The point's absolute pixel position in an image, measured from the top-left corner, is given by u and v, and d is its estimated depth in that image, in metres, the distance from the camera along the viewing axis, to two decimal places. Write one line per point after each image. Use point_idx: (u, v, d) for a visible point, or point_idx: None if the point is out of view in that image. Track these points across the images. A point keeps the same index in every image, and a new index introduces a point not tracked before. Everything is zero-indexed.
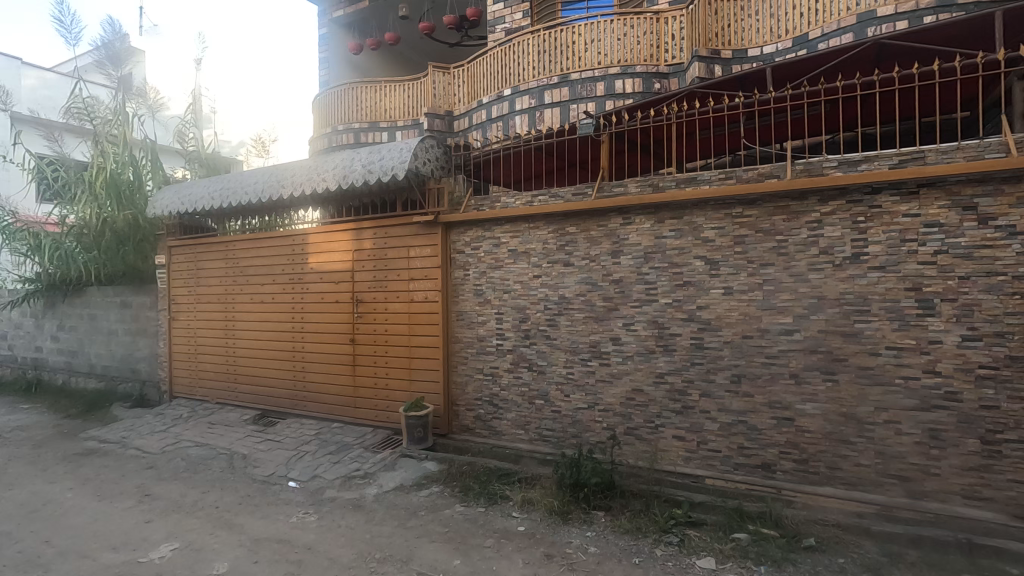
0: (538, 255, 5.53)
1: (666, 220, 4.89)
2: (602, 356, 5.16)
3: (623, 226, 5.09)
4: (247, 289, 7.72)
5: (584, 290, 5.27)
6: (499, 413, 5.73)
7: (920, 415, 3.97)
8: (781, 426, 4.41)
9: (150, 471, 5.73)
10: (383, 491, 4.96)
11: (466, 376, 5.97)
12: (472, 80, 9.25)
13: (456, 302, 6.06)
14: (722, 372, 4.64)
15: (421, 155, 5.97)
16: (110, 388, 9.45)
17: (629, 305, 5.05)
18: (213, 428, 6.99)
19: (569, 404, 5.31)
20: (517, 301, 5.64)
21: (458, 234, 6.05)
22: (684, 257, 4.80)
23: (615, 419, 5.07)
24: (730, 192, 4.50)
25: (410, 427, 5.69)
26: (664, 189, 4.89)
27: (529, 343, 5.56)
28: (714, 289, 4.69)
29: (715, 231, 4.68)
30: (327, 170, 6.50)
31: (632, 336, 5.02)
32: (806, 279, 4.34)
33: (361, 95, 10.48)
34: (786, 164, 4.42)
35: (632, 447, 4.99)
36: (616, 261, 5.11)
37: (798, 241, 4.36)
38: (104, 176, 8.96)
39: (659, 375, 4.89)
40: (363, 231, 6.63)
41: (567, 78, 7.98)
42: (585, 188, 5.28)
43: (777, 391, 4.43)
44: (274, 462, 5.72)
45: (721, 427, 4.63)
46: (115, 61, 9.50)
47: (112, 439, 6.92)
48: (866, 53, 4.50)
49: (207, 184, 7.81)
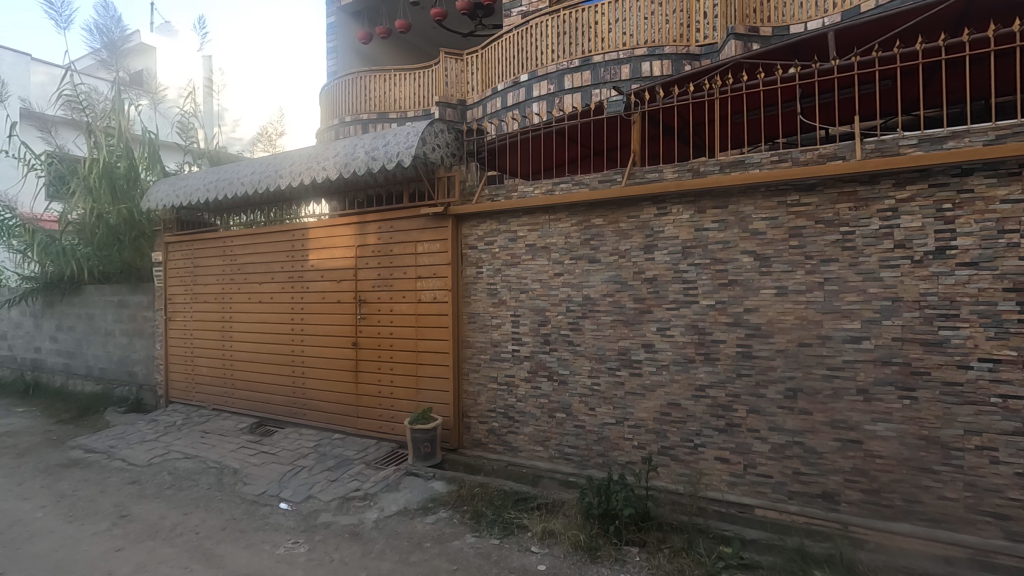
0: (559, 251, 4.93)
1: (707, 209, 4.27)
2: (633, 365, 4.55)
3: (658, 217, 4.47)
4: (245, 288, 7.22)
5: (611, 290, 4.66)
6: (515, 426, 5.14)
7: (1021, 441, 3.31)
8: (846, 450, 3.78)
9: (132, 487, 5.22)
10: (385, 516, 4.39)
11: (478, 385, 5.38)
12: (487, 67, 8.68)
13: (468, 303, 5.49)
14: (774, 385, 4.02)
15: (429, 140, 5.40)
16: (107, 391, 9.03)
17: (664, 308, 4.43)
18: (206, 437, 6.48)
19: (594, 418, 4.71)
20: (536, 302, 5.04)
21: (471, 227, 5.48)
22: (730, 253, 4.18)
23: (648, 436, 4.46)
24: (786, 176, 3.86)
25: (416, 442, 5.12)
26: (705, 174, 4.28)
27: (550, 349, 4.96)
28: (765, 289, 4.06)
29: (767, 222, 4.05)
30: (328, 158, 5.93)
31: (668, 343, 4.41)
32: (877, 277, 3.69)
33: (369, 84, 9.97)
34: (853, 144, 3.77)
35: (667, 470, 4.37)
36: (649, 258, 4.50)
37: (868, 234, 3.72)
38: (97, 170, 8.42)
39: (699, 388, 4.27)
40: (367, 225, 6.10)
41: (589, 61, 7.37)
42: (614, 174, 4.69)
43: (841, 409, 3.79)
44: (267, 478, 5.19)
45: (772, 449, 4.00)
46: (111, 49, 9.02)
47: (98, 448, 6.44)
48: (946, 13, 3.84)
49: (203, 175, 7.32)
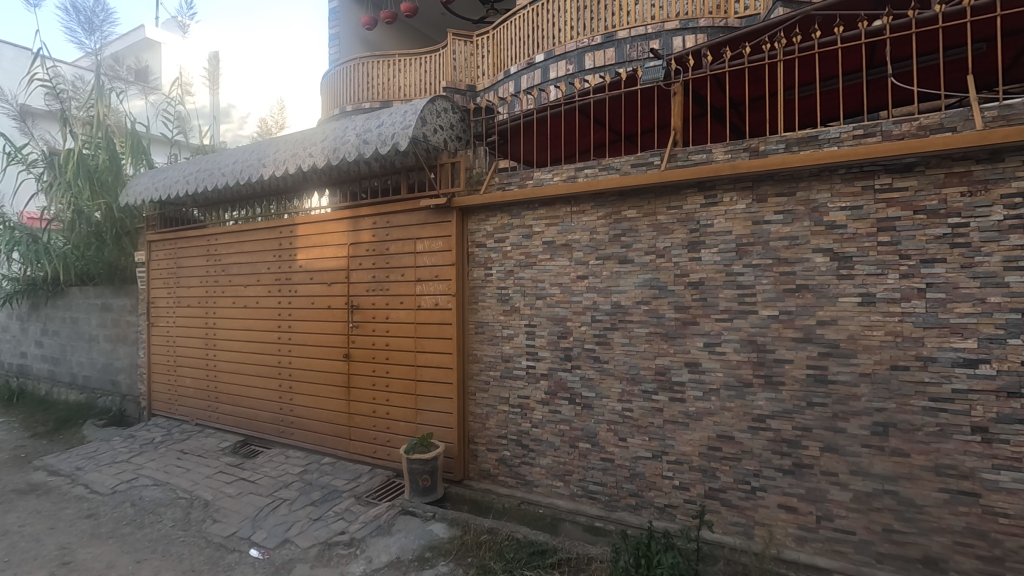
0: (583, 249, 4.13)
1: (768, 198, 3.45)
2: (674, 388, 3.74)
3: (705, 207, 3.66)
4: (229, 290, 6.53)
5: (646, 296, 3.86)
6: (529, 457, 4.35)
7: None
8: (956, 505, 2.94)
9: (86, 524, 4.51)
10: (372, 570, 3.62)
11: (486, 407, 4.60)
12: (499, 48, 7.86)
13: (474, 310, 4.71)
14: (857, 419, 3.19)
15: (430, 120, 4.61)
16: (90, 401, 8.39)
17: (713, 318, 3.62)
18: (183, 459, 5.77)
19: (625, 450, 3.92)
20: (555, 310, 4.25)
21: (478, 221, 4.72)
22: (798, 252, 3.36)
23: (692, 475, 3.66)
24: (878, 153, 3.03)
25: (413, 474, 4.35)
26: (766, 155, 3.46)
27: (571, 366, 4.17)
28: (845, 297, 3.22)
29: (847, 212, 3.22)
30: (315, 142, 5.18)
31: (718, 363, 3.59)
32: (1000, 283, 2.85)
33: (372, 70, 9.24)
34: (968, 110, 2.92)
35: (717, 519, 3.58)
36: (694, 257, 3.69)
37: (987, 227, 2.88)
38: (74, 161, 7.74)
39: (757, 418, 3.46)
40: (360, 220, 5.35)
41: (612, 37, 6.56)
42: (651, 156, 3.89)
43: (950, 452, 2.96)
44: (240, 515, 4.45)
45: (854, 499, 3.19)
46: (89, 27, 8.23)
47: (64, 471, 5.76)
48: None
49: (184, 166, 6.63)
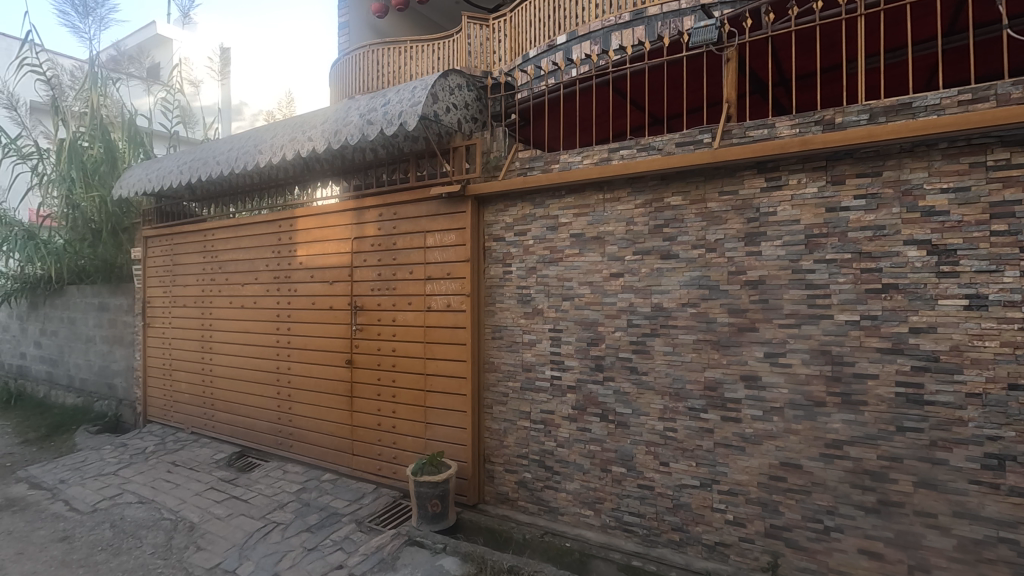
0: (618, 243, 3.57)
1: (847, 180, 2.87)
2: (728, 406, 3.17)
3: (766, 191, 3.09)
4: (226, 290, 6.07)
5: (693, 297, 3.29)
6: (554, 481, 3.80)
7: None
8: None
9: (57, 549, 4.04)
10: None
11: (504, 422, 4.06)
12: (518, 32, 7.28)
13: (491, 313, 4.17)
14: (962, 448, 2.59)
15: (443, 98, 4.09)
16: (87, 405, 7.97)
17: (776, 324, 3.04)
18: (172, 473, 5.29)
19: (668, 477, 3.35)
20: (584, 313, 3.70)
21: (496, 212, 4.18)
22: (886, 245, 2.77)
23: (750, 510, 3.09)
24: (997, 121, 2.42)
25: (422, 499, 3.81)
26: (844, 128, 2.88)
27: (602, 378, 3.61)
28: (948, 300, 2.63)
29: (950, 195, 2.63)
30: (315, 125, 4.67)
31: (782, 377, 3.02)
32: None
33: (382, 58, 8.73)
34: None
35: (781, 563, 2.99)
36: (753, 252, 3.12)
37: None
38: (66, 152, 7.37)
39: (832, 444, 2.88)
40: (365, 212, 4.84)
41: (642, 13, 5.97)
42: (700, 133, 3.31)
43: None
44: (226, 544, 3.94)
45: (958, 547, 2.60)
46: (84, 11, 7.82)
47: (46, 483, 5.33)
48: None
49: (178, 156, 6.16)
